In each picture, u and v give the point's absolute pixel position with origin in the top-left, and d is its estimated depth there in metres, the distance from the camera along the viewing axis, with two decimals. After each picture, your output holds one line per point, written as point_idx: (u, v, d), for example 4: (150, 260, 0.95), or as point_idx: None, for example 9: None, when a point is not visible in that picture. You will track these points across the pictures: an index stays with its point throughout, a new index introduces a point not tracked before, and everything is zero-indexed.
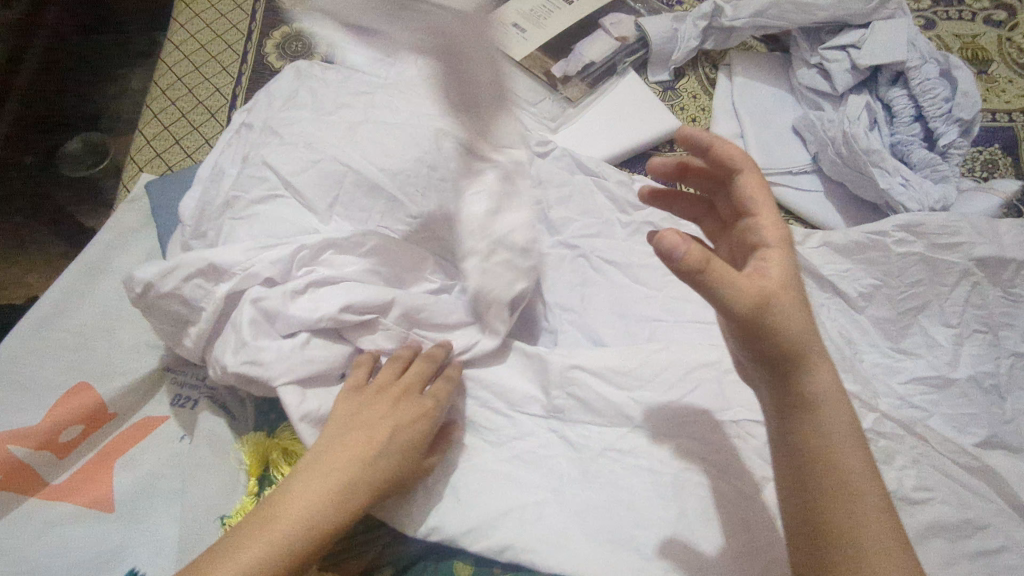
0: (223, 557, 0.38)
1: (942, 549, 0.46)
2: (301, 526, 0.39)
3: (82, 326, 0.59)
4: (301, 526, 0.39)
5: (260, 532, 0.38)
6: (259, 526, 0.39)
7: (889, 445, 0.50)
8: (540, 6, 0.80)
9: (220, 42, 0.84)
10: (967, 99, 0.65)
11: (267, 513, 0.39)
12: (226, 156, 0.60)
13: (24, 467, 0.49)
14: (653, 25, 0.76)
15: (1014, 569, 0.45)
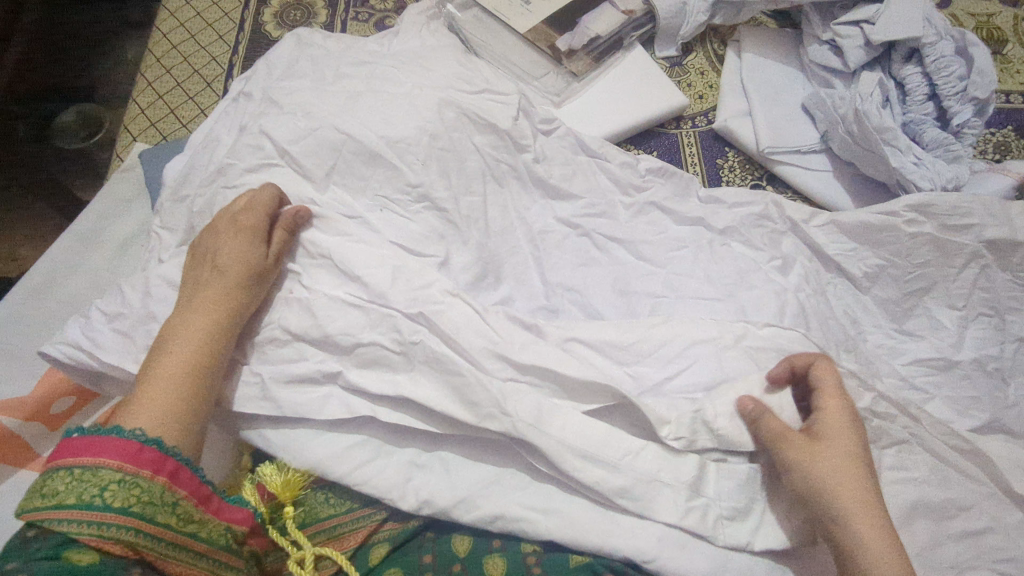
0: (137, 404, 0.39)
1: (925, 529, 0.45)
2: (196, 349, 0.43)
3: (75, 299, 0.60)
4: (191, 356, 0.42)
5: (160, 374, 0.41)
6: (150, 374, 0.41)
7: (881, 426, 0.48)
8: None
9: (216, 9, 0.82)
10: (983, 77, 0.62)
11: (156, 359, 0.42)
12: (221, 126, 0.59)
13: (17, 437, 0.49)
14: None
15: (999, 550, 0.44)
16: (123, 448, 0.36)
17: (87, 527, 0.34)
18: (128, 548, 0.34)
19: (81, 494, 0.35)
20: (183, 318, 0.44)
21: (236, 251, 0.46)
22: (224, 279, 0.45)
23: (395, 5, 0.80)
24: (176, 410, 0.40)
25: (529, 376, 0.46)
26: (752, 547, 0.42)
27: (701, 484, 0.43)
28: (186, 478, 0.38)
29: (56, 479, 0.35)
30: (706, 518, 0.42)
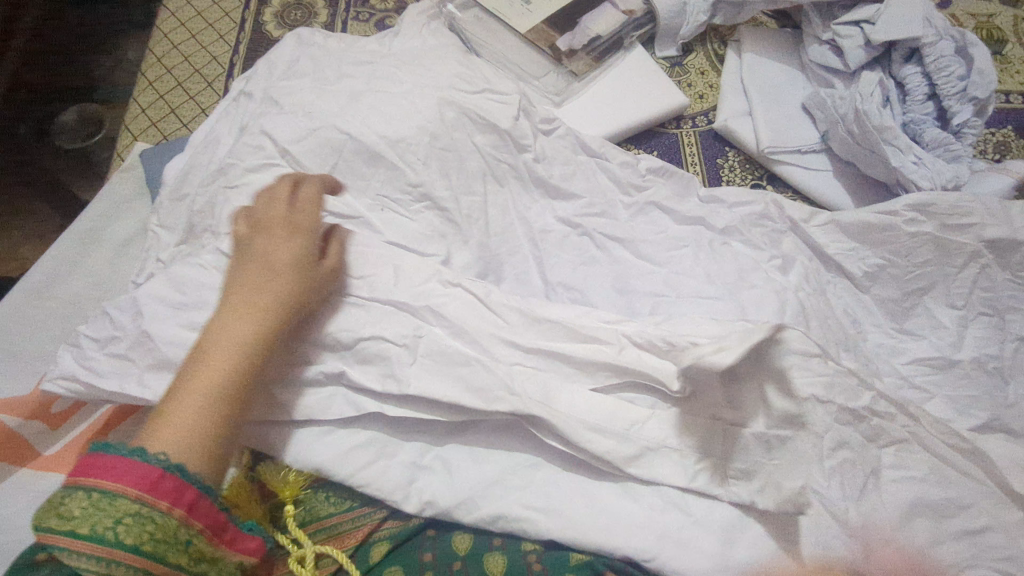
0: (170, 423, 0.38)
1: (925, 528, 0.45)
2: (239, 364, 0.40)
3: (76, 298, 0.60)
4: (233, 373, 0.40)
5: (198, 391, 0.39)
6: (188, 386, 0.39)
7: (880, 424, 0.48)
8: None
9: (217, 9, 0.82)
10: (983, 77, 0.62)
11: (196, 366, 0.40)
12: (221, 126, 0.59)
13: (16, 436, 0.49)
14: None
15: (1000, 549, 0.44)
16: (141, 477, 0.35)
17: (95, 561, 0.34)
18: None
19: (94, 525, 0.34)
20: (224, 325, 0.41)
21: (286, 261, 0.44)
22: (272, 285, 0.43)
23: (395, 5, 0.80)
24: (207, 436, 0.38)
25: (537, 359, 0.47)
26: (758, 502, 0.43)
27: (712, 444, 0.45)
28: (202, 509, 0.37)
29: (71, 502, 0.35)
30: (714, 476, 0.44)
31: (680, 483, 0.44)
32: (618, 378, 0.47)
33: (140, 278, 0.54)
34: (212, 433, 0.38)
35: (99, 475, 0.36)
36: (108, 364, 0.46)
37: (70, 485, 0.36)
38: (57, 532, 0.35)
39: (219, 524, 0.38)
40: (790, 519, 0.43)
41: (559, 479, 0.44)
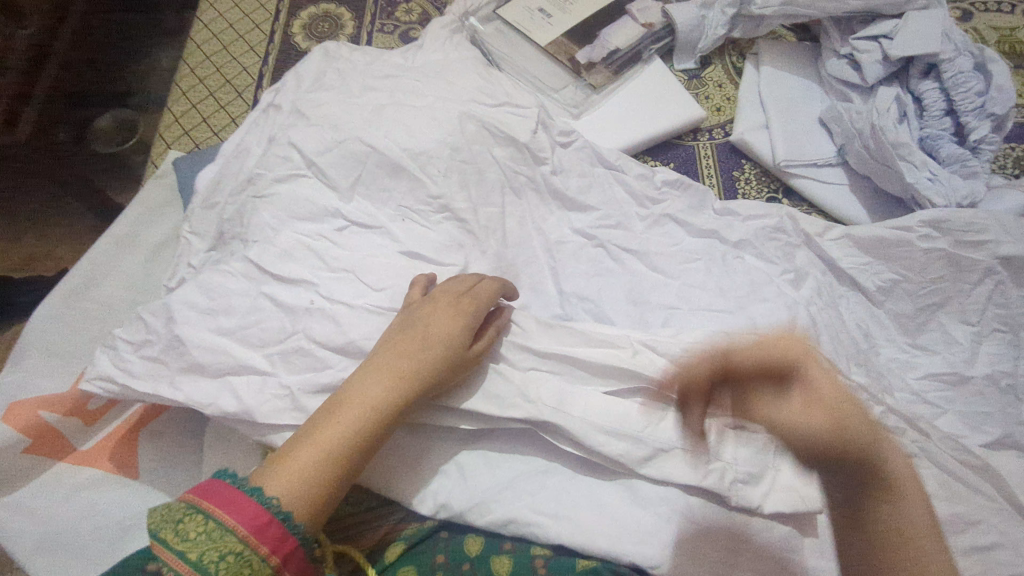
0: (287, 467, 0.39)
1: None
2: (365, 424, 0.41)
3: (110, 299, 0.63)
4: (357, 429, 0.41)
5: (320, 441, 0.40)
6: (314, 433, 0.40)
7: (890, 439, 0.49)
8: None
9: (248, 21, 0.85)
10: (1001, 94, 0.63)
11: (329, 412, 0.41)
12: (251, 137, 0.61)
13: (55, 432, 0.52)
14: (680, 12, 0.75)
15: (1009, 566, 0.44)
16: (253, 518, 0.36)
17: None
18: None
19: (203, 555, 0.35)
20: (364, 385, 0.42)
21: (447, 331, 0.45)
22: (417, 349, 0.44)
23: (420, 17, 0.82)
24: (321, 486, 0.39)
25: (550, 365, 0.49)
26: (764, 509, 0.44)
27: (719, 450, 0.46)
28: (297, 564, 0.37)
29: (190, 522, 0.36)
30: (724, 479, 0.45)
31: (690, 485, 0.45)
32: (627, 382, 0.49)
33: (170, 283, 0.56)
34: (327, 486, 0.39)
35: (221, 503, 0.36)
36: (142, 366, 0.48)
37: (191, 504, 0.37)
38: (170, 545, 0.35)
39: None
40: (795, 530, 0.44)
41: (569, 484, 0.46)
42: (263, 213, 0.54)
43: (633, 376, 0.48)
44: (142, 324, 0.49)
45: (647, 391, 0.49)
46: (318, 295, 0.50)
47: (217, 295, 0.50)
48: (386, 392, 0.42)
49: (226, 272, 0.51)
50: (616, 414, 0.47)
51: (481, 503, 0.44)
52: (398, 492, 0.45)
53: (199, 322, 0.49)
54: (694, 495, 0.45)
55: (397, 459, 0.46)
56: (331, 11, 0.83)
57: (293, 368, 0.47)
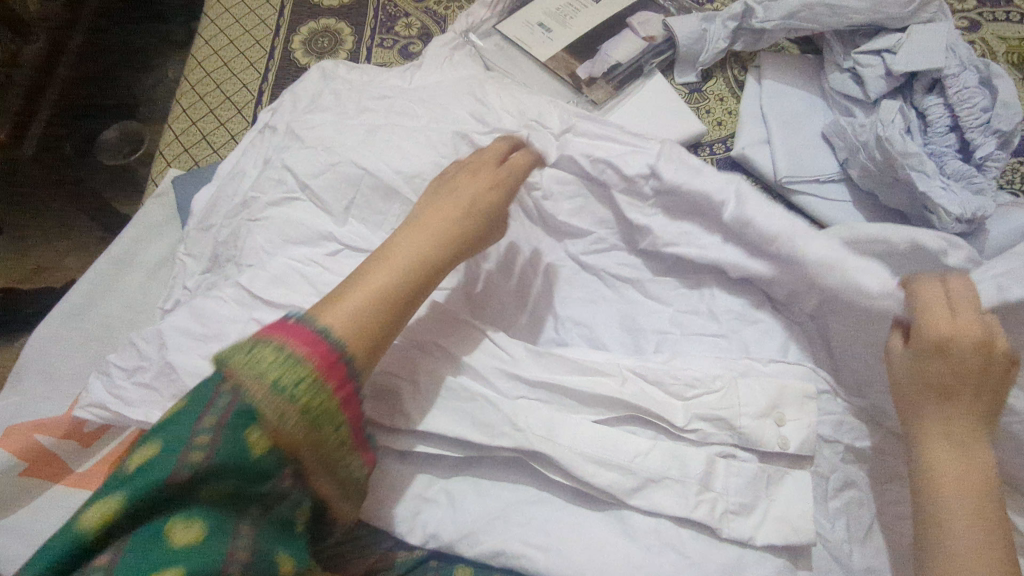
0: (333, 303, 0.40)
1: None
2: (407, 279, 0.43)
3: (108, 319, 0.63)
4: (402, 283, 0.43)
5: (367, 286, 0.41)
6: (359, 280, 0.42)
7: None
8: (566, 5, 0.79)
9: (248, 37, 0.85)
10: (1008, 109, 0.62)
11: (374, 262, 0.43)
12: (247, 159, 0.61)
13: (50, 454, 0.52)
14: (682, 25, 0.74)
15: None
16: (321, 355, 0.35)
17: (261, 431, 0.33)
18: (295, 437, 0.34)
19: (282, 378, 0.33)
20: (402, 243, 0.45)
21: (479, 198, 0.48)
22: (450, 213, 0.47)
23: (419, 31, 0.82)
24: (370, 317, 0.40)
25: (540, 392, 0.48)
26: (756, 541, 0.43)
27: (711, 480, 0.45)
28: (354, 410, 0.37)
29: (260, 352, 0.34)
30: (715, 510, 0.44)
31: (680, 517, 0.44)
32: (616, 411, 0.48)
33: (166, 305, 0.57)
34: (377, 292, 0.41)
35: (272, 329, 0.36)
36: (134, 393, 0.48)
37: (261, 339, 0.35)
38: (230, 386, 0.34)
39: (363, 431, 0.38)
40: (790, 562, 0.43)
41: (559, 515, 0.45)
42: (256, 238, 0.54)
43: (622, 408, 0.48)
44: (135, 352, 0.50)
45: (637, 419, 0.49)
46: None
47: (209, 320, 0.50)
48: (426, 253, 0.44)
49: (218, 298, 0.51)
50: (608, 444, 0.46)
51: (471, 536, 0.44)
52: (385, 522, 0.45)
53: (190, 348, 0.49)
54: (685, 527, 0.44)
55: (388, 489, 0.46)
56: (330, 26, 0.83)
57: None
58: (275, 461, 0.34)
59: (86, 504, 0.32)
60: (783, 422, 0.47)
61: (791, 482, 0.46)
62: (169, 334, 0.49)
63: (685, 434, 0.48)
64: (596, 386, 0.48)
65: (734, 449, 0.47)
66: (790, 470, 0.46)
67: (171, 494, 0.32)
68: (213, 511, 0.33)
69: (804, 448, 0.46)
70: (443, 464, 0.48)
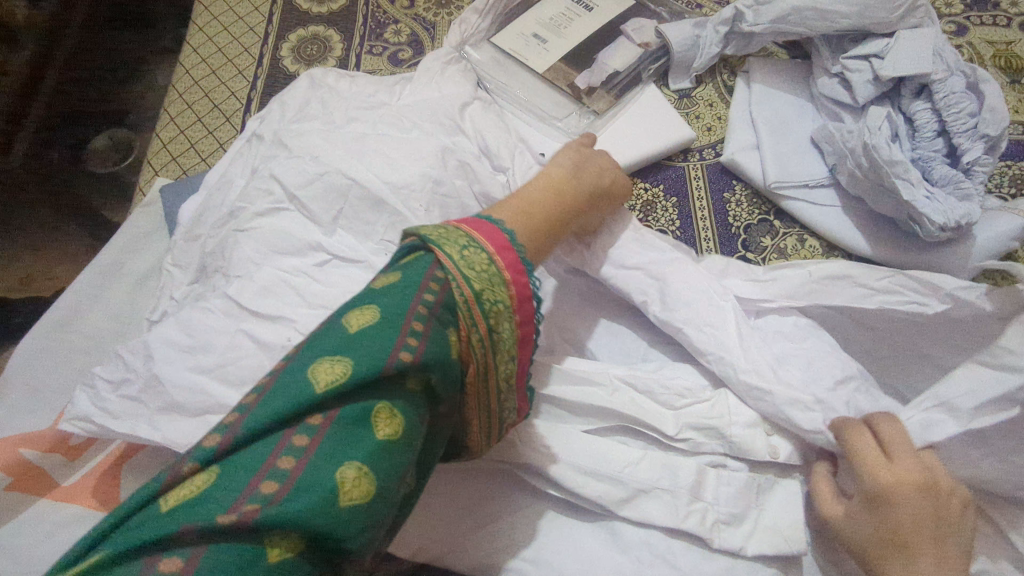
0: (514, 213, 0.46)
1: None
2: (563, 211, 0.48)
3: (95, 331, 0.62)
4: (565, 210, 0.49)
5: (536, 205, 0.47)
6: (529, 202, 0.48)
7: None
8: (560, 14, 0.78)
9: (236, 45, 0.84)
10: (995, 115, 0.61)
11: (551, 191, 0.49)
12: (234, 168, 0.61)
13: (35, 468, 0.51)
14: (675, 31, 0.74)
15: None
16: (512, 263, 0.41)
17: (456, 330, 0.37)
18: (470, 349, 0.38)
19: (485, 281, 0.39)
20: (570, 179, 0.51)
21: (607, 165, 0.55)
22: (610, 178, 0.54)
23: (409, 38, 0.82)
24: (536, 223, 0.46)
25: (529, 402, 0.49)
26: (747, 551, 0.43)
27: (700, 490, 0.45)
28: (523, 323, 0.41)
29: (473, 252, 0.40)
30: (705, 520, 0.44)
31: (670, 528, 0.44)
32: (606, 421, 0.48)
33: (153, 316, 0.56)
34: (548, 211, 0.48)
35: (474, 227, 0.42)
36: (120, 407, 0.48)
37: (472, 239, 0.41)
38: (447, 277, 0.38)
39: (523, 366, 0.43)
40: (780, 572, 0.43)
41: (549, 527, 0.45)
42: (243, 249, 0.53)
43: (613, 417, 0.48)
44: (120, 365, 0.49)
45: (626, 429, 0.49)
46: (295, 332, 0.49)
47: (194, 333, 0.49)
48: (571, 181, 0.51)
49: (205, 310, 0.50)
50: (598, 454, 0.46)
51: (460, 550, 0.44)
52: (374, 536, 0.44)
53: (176, 361, 0.48)
54: (676, 538, 0.44)
55: None
56: (319, 33, 0.83)
57: None
58: (463, 359, 0.38)
59: (307, 366, 0.33)
60: (772, 433, 0.47)
61: (780, 491, 0.45)
62: (154, 347, 0.49)
63: (675, 444, 0.48)
64: (585, 396, 0.48)
65: (724, 458, 0.47)
66: (779, 479, 0.46)
67: (386, 385, 0.34)
68: (411, 405, 0.34)
69: (794, 455, 0.46)
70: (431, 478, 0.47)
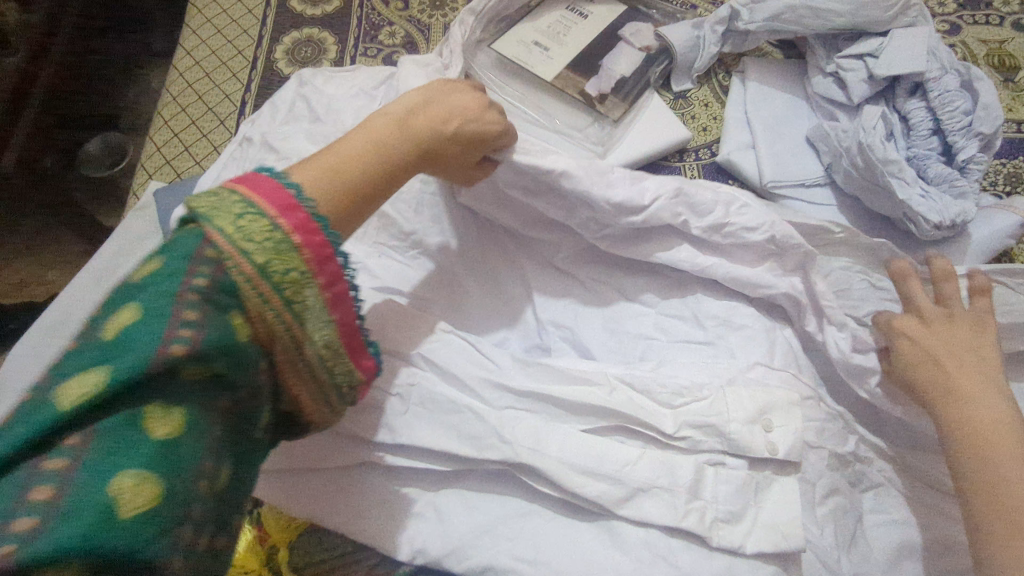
0: (316, 162, 0.39)
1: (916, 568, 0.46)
2: (393, 160, 0.42)
3: None
4: (377, 164, 0.41)
5: (329, 160, 0.39)
6: (332, 156, 0.40)
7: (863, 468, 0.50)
8: (558, 22, 0.76)
9: (230, 47, 0.84)
10: (988, 112, 0.62)
11: (365, 150, 0.41)
12: (228, 170, 0.60)
13: None
14: (677, 33, 0.74)
15: None
16: (302, 223, 0.34)
17: (257, 298, 0.32)
18: (269, 329, 0.33)
19: (268, 259, 0.32)
20: (383, 128, 0.42)
21: (466, 104, 0.46)
22: (422, 125, 0.43)
23: (404, 39, 0.82)
24: (338, 190, 0.38)
25: (526, 402, 0.48)
26: (746, 549, 0.43)
27: (698, 489, 0.45)
28: (335, 280, 0.36)
29: (253, 222, 0.33)
30: (704, 519, 0.44)
31: (669, 527, 0.44)
32: (604, 420, 0.48)
33: None
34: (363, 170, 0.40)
35: (251, 186, 0.34)
36: None
37: (249, 202, 0.33)
38: (219, 253, 0.31)
39: (355, 334, 0.38)
40: (780, 570, 0.43)
41: (549, 528, 0.45)
42: None
43: (609, 418, 0.47)
44: None
45: (625, 428, 0.48)
46: None
47: None
48: (397, 138, 0.42)
49: None
50: (596, 454, 0.46)
51: (461, 550, 0.44)
52: (373, 537, 0.45)
53: None
54: (675, 537, 0.44)
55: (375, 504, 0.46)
56: (313, 35, 0.83)
57: None
58: (231, 357, 0.31)
59: (56, 382, 0.27)
60: (771, 428, 0.47)
61: (778, 489, 0.46)
62: None
63: (674, 442, 0.47)
64: (581, 396, 0.47)
65: (723, 456, 0.47)
66: (777, 477, 0.46)
67: (153, 379, 0.28)
68: (201, 403, 0.30)
69: (792, 453, 0.46)
70: (428, 480, 0.47)
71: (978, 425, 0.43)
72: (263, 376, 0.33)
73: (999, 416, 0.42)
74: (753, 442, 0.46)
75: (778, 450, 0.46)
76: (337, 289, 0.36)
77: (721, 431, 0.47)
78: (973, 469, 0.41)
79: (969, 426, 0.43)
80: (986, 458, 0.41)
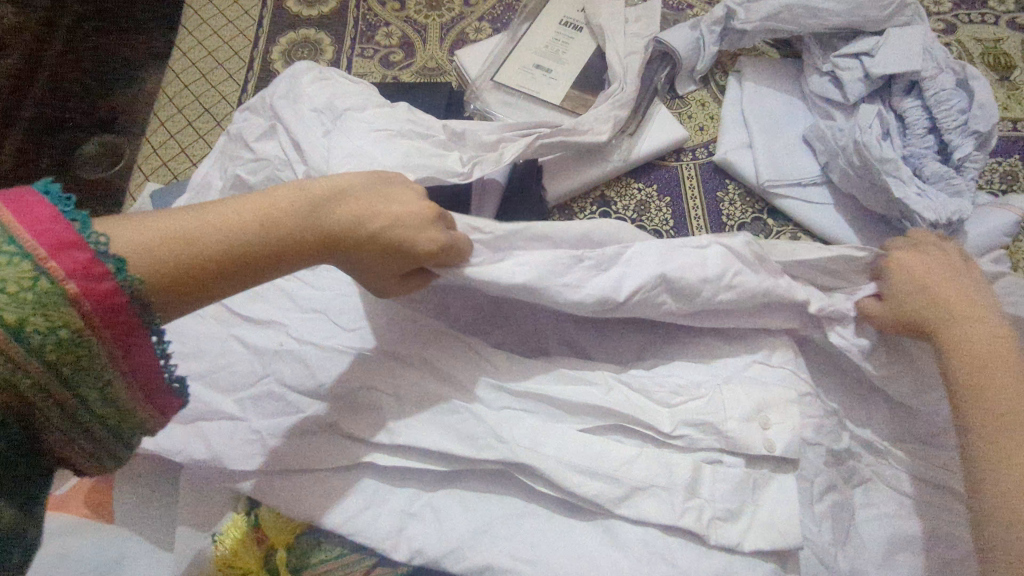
0: (141, 227, 0.35)
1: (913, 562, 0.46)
2: (247, 250, 0.38)
3: None
4: (230, 250, 0.37)
5: (161, 234, 0.35)
6: (174, 231, 0.36)
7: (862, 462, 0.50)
8: (553, 39, 0.76)
9: (225, 49, 0.84)
10: (984, 111, 0.61)
11: (211, 227, 0.37)
12: (224, 171, 0.60)
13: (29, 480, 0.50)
14: (676, 38, 0.74)
15: None
16: (85, 271, 0.30)
17: (2, 360, 0.29)
18: (23, 389, 0.30)
19: (20, 320, 0.29)
20: (247, 209, 0.38)
21: (391, 208, 0.41)
22: (302, 221, 0.39)
23: (400, 40, 0.82)
24: (159, 269, 0.34)
25: (524, 403, 0.48)
26: (744, 546, 0.43)
27: (696, 487, 0.45)
28: (129, 336, 0.32)
29: (10, 271, 0.29)
30: (702, 517, 0.44)
31: (667, 525, 0.44)
32: (602, 419, 0.48)
33: None
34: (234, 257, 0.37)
35: (19, 211, 0.30)
36: None
37: (8, 238, 0.29)
38: None
39: (157, 377, 0.35)
40: (778, 568, 0.43)
41: (547, 527, 0.45)
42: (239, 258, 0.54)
43: (606, 417, 0.48)
44: None
45: (623, 428, 0.48)
46: (288, 337, 0.50)
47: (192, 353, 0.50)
48: (257, 225, 0.38)
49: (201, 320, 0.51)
50: (594, 452, 0.46)
51: (458, 550, 0.44)
52: (373, 536, 0.45)
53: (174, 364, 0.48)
54: (673, 536, 0.44)
55: (373, 504, 0.46)
56: (309, 36, 0.83)
57: (269, 415, 0.48)
58: None
59: None
60: (768, 425, 0.47)
61: (776, 487, 0.46)
62: None
63: (672, 441, 0.47)
64: (578, 395, 0.47)
65: (721, 454, 0.47)
66: (775, 475, 0.46)
67: None
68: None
69: (790, 450, 0.46)
70: (427, 479, 0.47)
71: (969, 353, 0.44)
72: (8, 432, 0.31)
73: (987, 339, 0.44)
74: (752, 440, 0.46)
75: (778, 446, 0.46)
76: (133, 340, 0.33)
77: (717, 430, 0.47)
78: (975, 398, 0.42)
79: (977, 374, 0.43)
80: (984, 384, 0.42)
